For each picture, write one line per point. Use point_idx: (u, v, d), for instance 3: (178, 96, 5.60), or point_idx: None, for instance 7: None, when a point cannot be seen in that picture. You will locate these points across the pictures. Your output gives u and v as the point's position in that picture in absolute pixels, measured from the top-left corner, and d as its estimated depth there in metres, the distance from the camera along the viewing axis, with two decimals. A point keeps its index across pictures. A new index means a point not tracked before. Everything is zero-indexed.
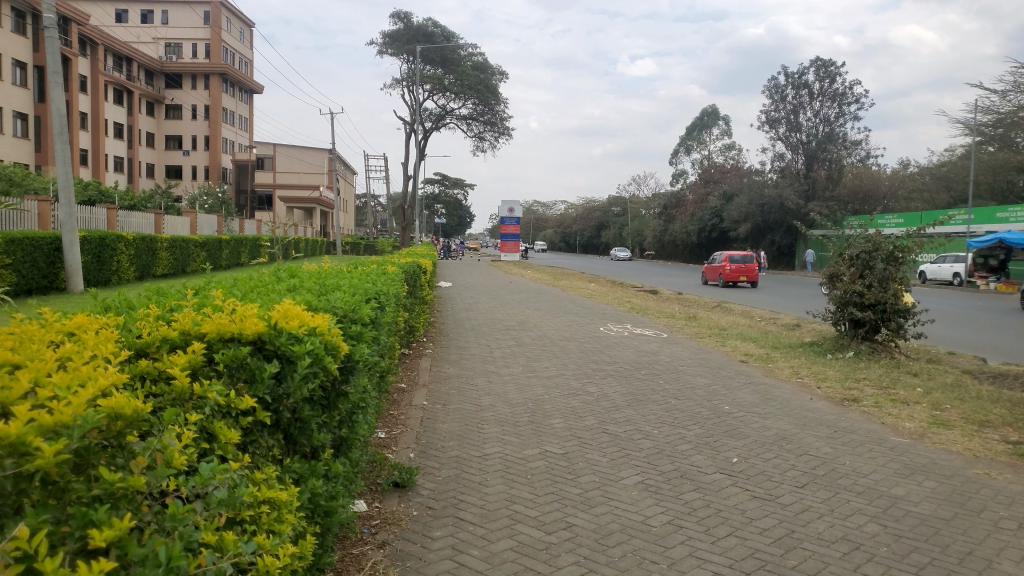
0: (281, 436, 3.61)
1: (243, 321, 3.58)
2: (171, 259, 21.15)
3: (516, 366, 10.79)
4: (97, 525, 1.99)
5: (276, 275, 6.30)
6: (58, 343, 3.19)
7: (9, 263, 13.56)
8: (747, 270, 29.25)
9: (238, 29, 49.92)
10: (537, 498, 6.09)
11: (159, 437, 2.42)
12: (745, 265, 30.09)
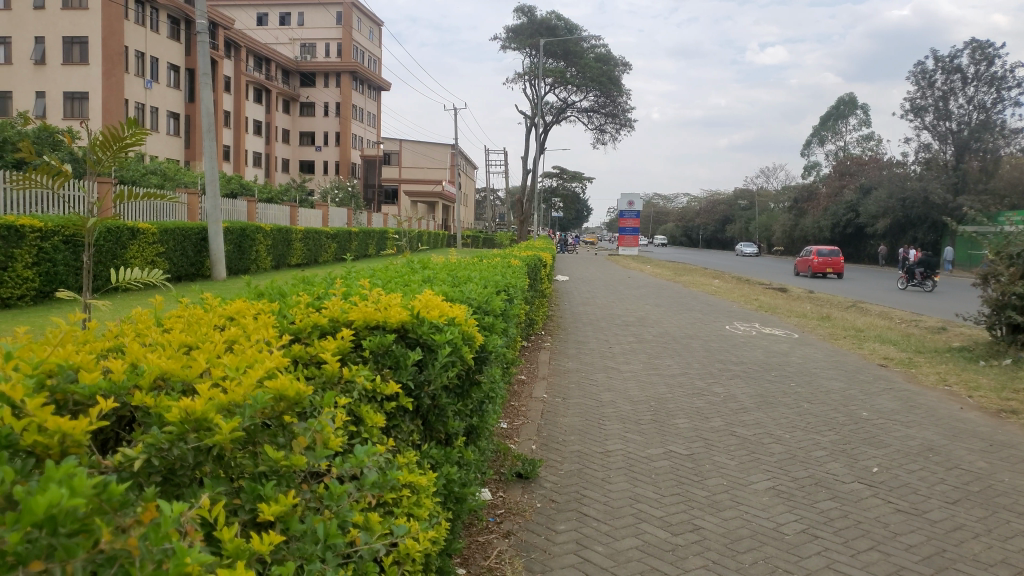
0: (420, 422, 3.72)
1: (387, 309, 3.72)
2: (304, 249, 22.24)
3: (638, 363, 10.62)
4: (267, 502, 2.15)
5: (410, 266, 6.49)
6: (221, 327, 3.43)
7: (163, 251, 14.63)
8: (835, 263, 31.55)
9: (369, 29, 51.85)
10: (662, 498, 5.96)
11: (318, 418, 2.56)
12: (834, 258, 32.34)
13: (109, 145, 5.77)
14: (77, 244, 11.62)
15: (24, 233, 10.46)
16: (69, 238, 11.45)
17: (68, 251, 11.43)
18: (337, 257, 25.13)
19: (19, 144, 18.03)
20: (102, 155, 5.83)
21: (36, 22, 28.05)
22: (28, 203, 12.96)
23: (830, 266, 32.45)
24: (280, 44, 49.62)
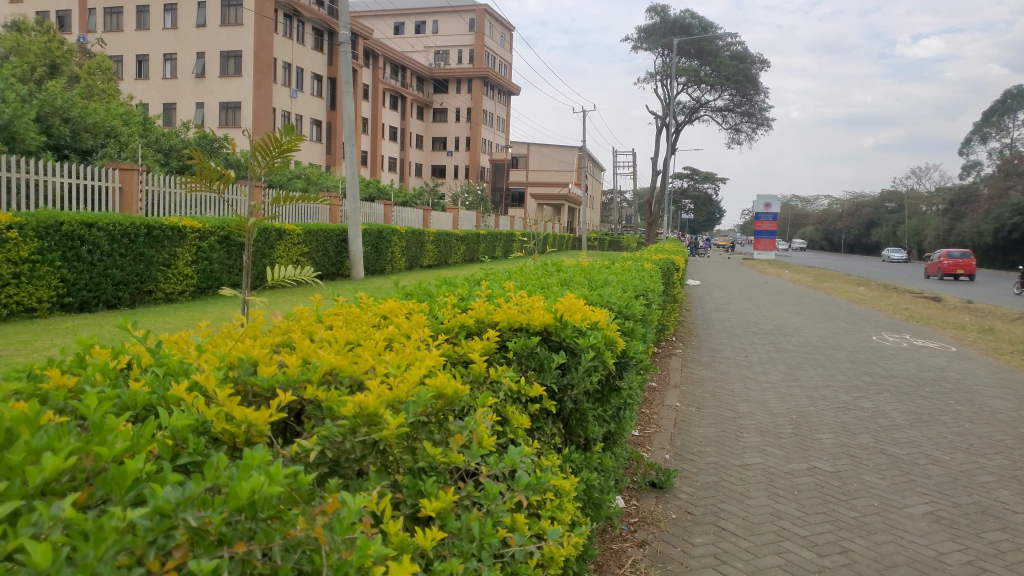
0: (562, 426, 3.70)
1: (531, 311, 3.73)
2: (436, 252, 22.86)
3: (777, 373, 10.17)
4: (427, 498, 2.22)
5: (546, 268, 6.50)
6: (375, 325, 3.58)
7: (308, 251, 15.44)
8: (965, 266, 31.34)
9: (500, 34, 52.77)
10: (806, 517, 5.65)
11: (474, 418, 2.62)
12: (965, 260, 32.16)
13: (269, 150, 6.31)
14: (232, 243, 12.47)
15: (186, 233, 11.31)
16: (225, 238, 12.30)
17: (223, 250, 12.27)
18: (466, 259, 25.66)
19: (183, 151, 19.55)
20: (262, 160, 6.38)
21: (197, 39, 30.48)
22: (189, 207, 14.00)
23: (961, 269, 32.21)
24: (416, 52, 51.36)
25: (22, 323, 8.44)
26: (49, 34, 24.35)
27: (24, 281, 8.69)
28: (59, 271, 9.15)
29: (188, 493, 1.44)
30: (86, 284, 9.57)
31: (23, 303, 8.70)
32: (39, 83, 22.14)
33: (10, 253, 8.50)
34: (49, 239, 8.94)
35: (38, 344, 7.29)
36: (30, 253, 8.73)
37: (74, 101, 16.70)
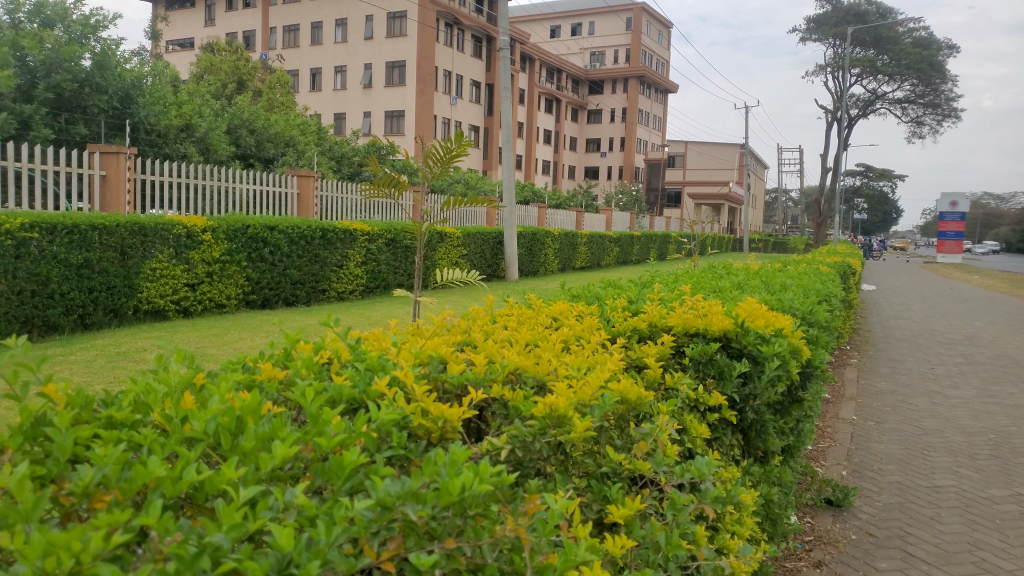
0: (741, 437, 3.53)
1: (708, 316, 3.61)
2: (589, 253, 22.81)
3: (968, 388, 9.27)
4: (613, 505, 2.18)
5: (714, 270, 6.28)
6: (547, 325, 3.60)
7: (466, 254, 15.88)
8: None
9: (657, 33, 51.89)
10: (1011, 549, 5.09)
11: (657, 424, 2.56)
12: None
13: (441, 157, 6.56)
14: (398, 245, 13.05)
15: (356, 236, 11.95)
16: (392, 240, 12.89)
17: (390, 252, 12.88)
18: (620, 260, 25.39)
19: (353, 158, 20.70)
20: (435, 166, 6.62)
21: (365, 51, 32.20)
22: (359, 211, 14.81)
23: None
24: (572, 54, 51.56)
25: (213, 318, 9.25)
26: (238, 53, 26.62)
27: (216, 279, 9.52)
28: (245, 270, 9.94)
29: (406, 488, 1.49)
30: (268, 284, 10.35)
31: (215, 299, 9.54)
32: (229, 98, 24.26)
33: (204, 254, 9.33)
34: (238, 241, 9.73)
35: (229, 338, 7.95)
36: (221, 254, 9.54)
37: (258, 113, 18.13)
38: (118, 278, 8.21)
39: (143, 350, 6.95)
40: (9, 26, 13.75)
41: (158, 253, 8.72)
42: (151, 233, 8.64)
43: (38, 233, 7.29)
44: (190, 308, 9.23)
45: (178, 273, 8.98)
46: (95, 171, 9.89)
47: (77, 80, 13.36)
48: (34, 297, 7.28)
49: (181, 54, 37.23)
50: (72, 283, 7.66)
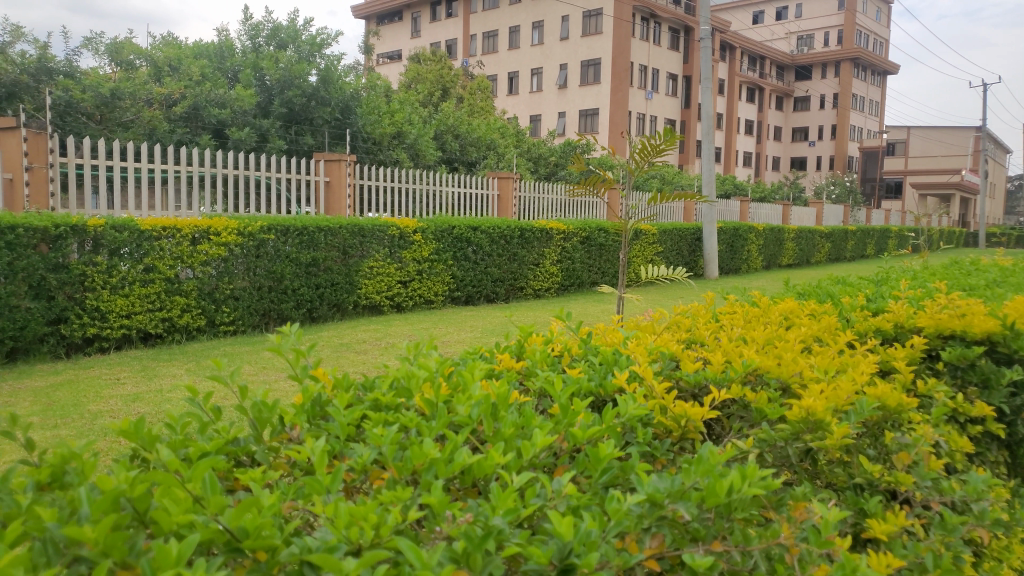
0: (1008, 453, 3.11)
1: (967, 317, 3.23)
2: (796, 250, 21.50)
3: None
4: (874, 519, 1.99)
5: (959, 266, 5.65)
6: (778, 323, 3.41)
7: (663, 251, 15.57)
8: None
9: (872, 10, 47.84)
10: None
11: (918, 434, 2.31)
12: None
13: (647, 153, 6.55)
14: (592, 243, 13.10)
15: (553, 234, 12.14)
16: (587, 238, 12.97)
17: (585, 250, 12.95)
18: (831, 257, 23.68)
19: (551, 157, 21.01)
20: (640, 161, 6.65)
21: (561, 52, 32.60)
22: (557, 209, 15.03)
23: None
24: (776, 40, 48.89)
25: (423, 313, 9.79)
26: (443, 62, 28.05)
27: (424, 277, 10.06)
28: (450, 269, 10.42)
29: (674, 485, 1.45)
30: (472, 281, 10.78)
31: (424, 295, 10.09)
32: (435, 105, 25.60)
33: (415, 253, 9.87)
34: (444, 241, 10.20)
35: (438, 332, 8.37)
36: (430, 253, 10.06)
37: (462, 118, 18.92)
38: (341, 276, 8.87)
39: (363, 341, 7.48)
40: (252, 51, 15.39)
41: (375, 253, 9.33)
42: (369, 234, 9.24)
43: (275, 234, 8.04)
44: (402, 303, 9.83)
45: (392, 271, 9.59)
46: (321, 178, 10.79)
47: (306, 94, 14.59)
48: (271, 292, 8.06)
49: (392, 66, 39.76)
50: (302, 279, 8.39)
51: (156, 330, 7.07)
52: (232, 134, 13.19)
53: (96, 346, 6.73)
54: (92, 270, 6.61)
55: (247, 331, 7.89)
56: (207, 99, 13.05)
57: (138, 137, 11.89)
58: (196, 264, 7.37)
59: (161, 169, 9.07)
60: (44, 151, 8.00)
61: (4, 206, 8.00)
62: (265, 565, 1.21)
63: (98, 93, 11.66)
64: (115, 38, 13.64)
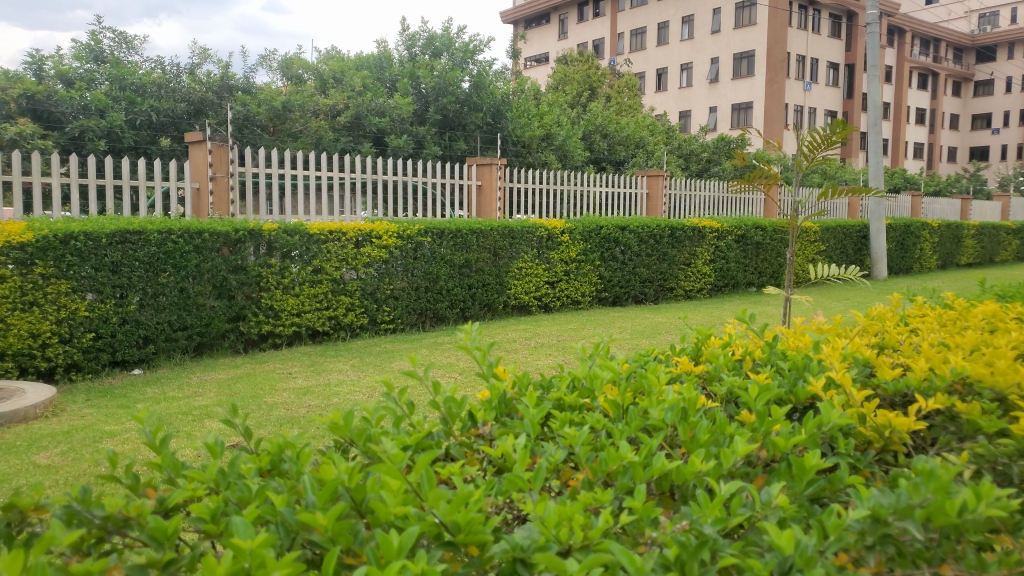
0: None
1: None
2: (977, 248, 19.66)
3: None
4: None
5: None
6: (981, 327, 3.10)
7: (825, 249, 14.71)
8: None
9: None
10: None
11: None
12: None
13: (817, 146, 6.17)
14: (748, 242, 12.58)
15: (705, 233, 11.78)
16: (742, 236, 12.48)
17: (740, 249, 12.47)
18: (1020, 255, 21.46)
19: (702, 154, 20.39)
20: (808, 154, 6.30)
21: (712, 45, 31.59)
22: (709, 207, 14.58)
23: None
24: (954, 20, 44.93)
25: (571, 314, 9.78)
26: (589, 62, 28.00)
27: (572, 277, 10.06)
28: (598, 269, 10.37)
29: (899, 502, 1.34)
30: (620, 282, 10.66)
31: (572, 296, 10.09)
32: (582, 106, 25.57)
33: (563, 253, 9.89)
34: (592, 241, 10.15)
35: (586, 332, 8.34)
36: (578, 253, 10.05)
37: (611, 118, 18.76)
38: (492, 277, 9.04)
39: (513, 340, 7.58)
40: (408, 60, 15.99)
41: (524, 254, 9.43)
42: (519, 235, 9.34)
43: (430, 237, 8.31)
44: (550, 304, 9.87)
45: (540, 272, 9.65)
46: (473, 182, 11.02)
47: (458, 101, 14.95)
48: (427, 293, 8.35)
49: (539, 69, 40.10)
50: (456, 279, 8.64)
51: (323, 327, 7.50)
52: (390, 141, 13.72)
53: (270, 342, 7.25)
54: (267, 272, 7.09)
55: (405, 329, 8.24)
56: (367, 109, 13.68)
57: (306, 146, 12.75)
58: (359, 266, 7.75)
59: (327, 176, 9.57)
60: (226, 162, 8.76)
61: (192, 213, 8.75)
62: (477, 559, 1.23)
63: (271, 107, 12.54)
64: (286, 55, 14.60)
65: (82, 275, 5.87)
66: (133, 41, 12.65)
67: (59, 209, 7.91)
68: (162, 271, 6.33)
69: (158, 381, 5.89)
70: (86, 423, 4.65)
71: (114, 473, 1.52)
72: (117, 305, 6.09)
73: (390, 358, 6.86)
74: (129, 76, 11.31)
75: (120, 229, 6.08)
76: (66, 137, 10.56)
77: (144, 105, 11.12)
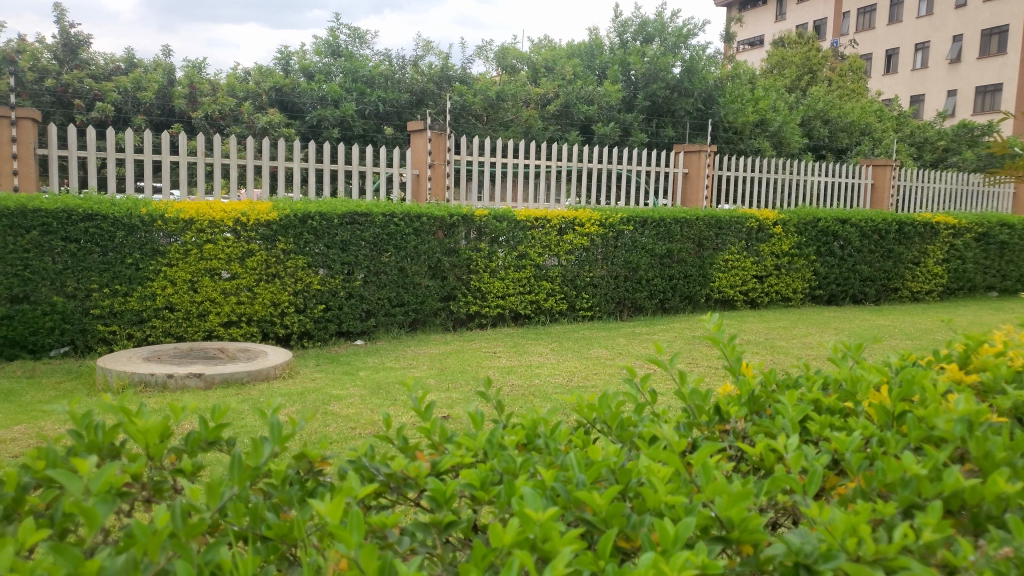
0: None
1: None
2: None
3: None
4: None
5: None
6: None
7: None
8: None
9: None
10: None
11: None
12: None
13: None
14: (991, 240, 11.20)
15: (939, 230, 10.61)
16: (983, 235, 11.14)
17: (979, 248, 11.14)
18: None
19: (939, 142, 18.41)
20: None
21: (955, 22, 28.34)
22: (943, 201, 13.15)
23: None
24: None
25: (779, 311, 9.24)
26: (810, 44, 26.23)
27: (783, 272, 9.49)
28: (813, 265, 9.70)
29: None
30: (836, 279, 9.91)
31: (782, 292, 9.51)
32: (800, 91, 24.04)
33: (774, 247, 9.35)
34: (807, 235, 9.49)
35: (796, 332, 7.83)
36: (790, 247, 9.45)
37: (833, 103, 17.47)
38: (695, 268, 8.77)
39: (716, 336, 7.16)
40: (619, 47, 15.83)
41: (731, 245, 9.02)
42: (726, 226, 8.96)
43: (632, 226, 8.22)
44: (757, 300, 9.37)
45: (748, 265, 9.20)
46: (680, 170, 10.69)
47: (669, 87, 14.60)
48: (627, 282, 8.28)
49: (752, 53, 38.22)
50: (657, 270, 8.48)
51: (525, 311, 7.68)
52: (597, 129, 13.73)
53: (477, 322, 7.53)
54: (477, 256, 7.36)
55: (603, 318, 8.23)
56: (577, 97, 13.79)
57: (517, 135, 13.08)
58: (561, 253, 7.85)
59: (534, 164, 9.74)
60: (443, 150, 9.21)
61: (411, 197, 9.29)
62: (753, 559, 1.18)
63: (487, 96, 13.00)
64: (501, 45, 15.04)
65: (316, 251, 6.42)
66: (365, 36, 13.61)
67: (298, 191, 8.71)
68: (384, 251, 6.75)
69: (377, 352, 6.35)
70: (318, 386, 5.11)
71: (388, 434, 1.64)
72: (345, 281, 6.59)
73: (589, 344, 6.88)
74: (361, 69, 12.21)
75: (351, 211, 6.56)
76: (306, 125, 11.66)
77: (373, 96, 11.97)
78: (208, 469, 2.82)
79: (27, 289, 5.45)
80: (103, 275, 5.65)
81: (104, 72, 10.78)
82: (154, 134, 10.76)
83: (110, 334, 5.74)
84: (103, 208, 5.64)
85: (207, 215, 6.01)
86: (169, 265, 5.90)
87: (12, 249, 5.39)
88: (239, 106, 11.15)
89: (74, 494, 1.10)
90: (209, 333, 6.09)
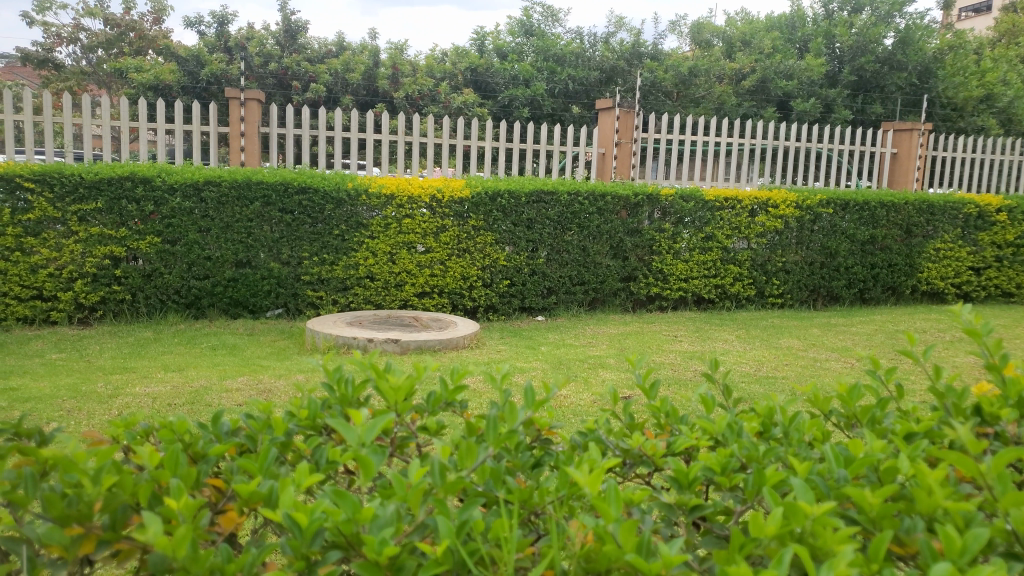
0: None
1: None
2: None
3: None
4: None
5: None
6: None
7: None
8: None
9: None
10: None
11: None
12: None
13: None
14: None
15: None
16: None
17: None
18: None
19: None
20: None
21: None
22: None
23: None
24: None
25: (999, 307, 8.22)
26: None
27: (1006, 265, 8.43)
28: None
29: None
30: None
31: (1003, 287, 8.45)
32: None
33: (996, 236, 8.32)
34: None
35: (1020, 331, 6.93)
36: (1016, 237, 8.38)
37: None
38: (901, 257, 8.00)
39: (925, 329, 6.46)
40: (824, 18, 14.68)
41: (945, 233, 8.13)
42: (940, 212, 8.07)
43: (832, 208, 7.65)
44: (971, 293, 8.42)
45: (963, 255, 8.25)
46: (887, 150, 9.72)
47: (878, 60, 13.37)
48: (823, 269, 7.74)
49: (976, 20, 34.29)
50: (857, 257, 7.85)
51: (709, 295, 7.39)
52: (796, 105, 12.86)
53: (657, 304, 7.34)
54: (661, 236, 7.15)
55: (794, 306, 7.76)
56: (775, 71, 12.99)
57: (707, 111, 12.62)
58: (751, 236, 7.47)
59: (726, 143, 9.28)
60: (630, 128, 9.00)
61: (596, 176, 9.20)
62: None
63: (678, 73, 12.66)
64: (697, 19, 14.47)
65: (504, 228, 6.56)
66: (558, 15, 13.65)
67: (487, 169, 8.89)
68: (568, 229, 6.77)
69: (558, 328, 6.38)
70: (503, 358, 5.23)
71: (615, 410, 1.62)
72: (529, 258, 6.68)
73: (778, 333, 6.50)
74: (552, 47, 12.27)
75: (537, 189, 6.63)
76: (498, 105, 11.84)
77: (563, 75, 11.96)
78: (449, 429, 3.01)
79: (249, 254, 5.99)
80: (313, 244, 6.10)
81: (318, 55, 11.62)
82: (359, 113, 11.47)
83: (318, 298, 6.20)
84: (314, 181, 6.07)
85: (406, 191, 6.29)
86: (370, 237, 6.25)
87: (238, 217, 5.94)
88: (436, 85, 11.57)
89: (349, 444, 1.18)
90: (404, 303, 6.42)
